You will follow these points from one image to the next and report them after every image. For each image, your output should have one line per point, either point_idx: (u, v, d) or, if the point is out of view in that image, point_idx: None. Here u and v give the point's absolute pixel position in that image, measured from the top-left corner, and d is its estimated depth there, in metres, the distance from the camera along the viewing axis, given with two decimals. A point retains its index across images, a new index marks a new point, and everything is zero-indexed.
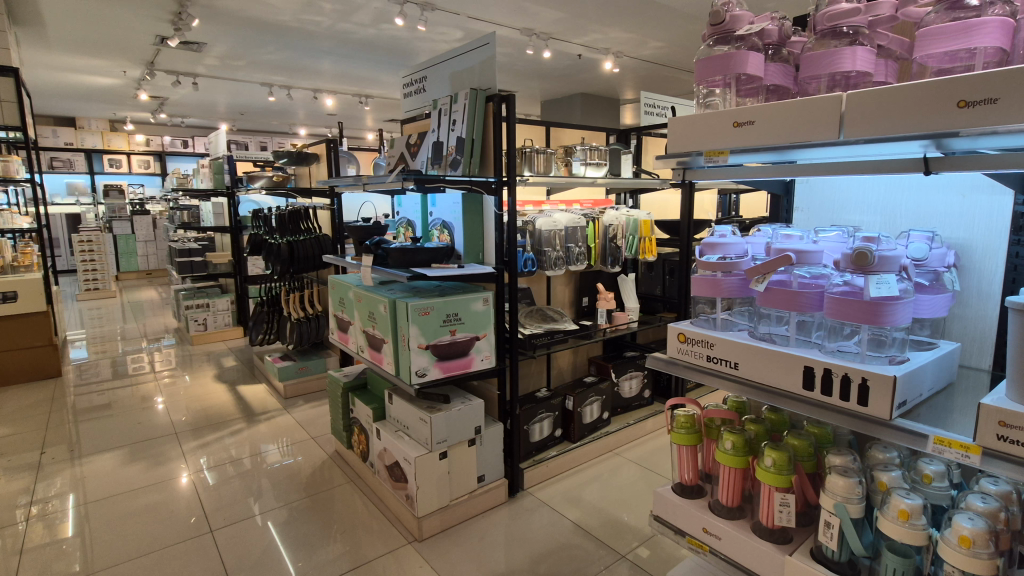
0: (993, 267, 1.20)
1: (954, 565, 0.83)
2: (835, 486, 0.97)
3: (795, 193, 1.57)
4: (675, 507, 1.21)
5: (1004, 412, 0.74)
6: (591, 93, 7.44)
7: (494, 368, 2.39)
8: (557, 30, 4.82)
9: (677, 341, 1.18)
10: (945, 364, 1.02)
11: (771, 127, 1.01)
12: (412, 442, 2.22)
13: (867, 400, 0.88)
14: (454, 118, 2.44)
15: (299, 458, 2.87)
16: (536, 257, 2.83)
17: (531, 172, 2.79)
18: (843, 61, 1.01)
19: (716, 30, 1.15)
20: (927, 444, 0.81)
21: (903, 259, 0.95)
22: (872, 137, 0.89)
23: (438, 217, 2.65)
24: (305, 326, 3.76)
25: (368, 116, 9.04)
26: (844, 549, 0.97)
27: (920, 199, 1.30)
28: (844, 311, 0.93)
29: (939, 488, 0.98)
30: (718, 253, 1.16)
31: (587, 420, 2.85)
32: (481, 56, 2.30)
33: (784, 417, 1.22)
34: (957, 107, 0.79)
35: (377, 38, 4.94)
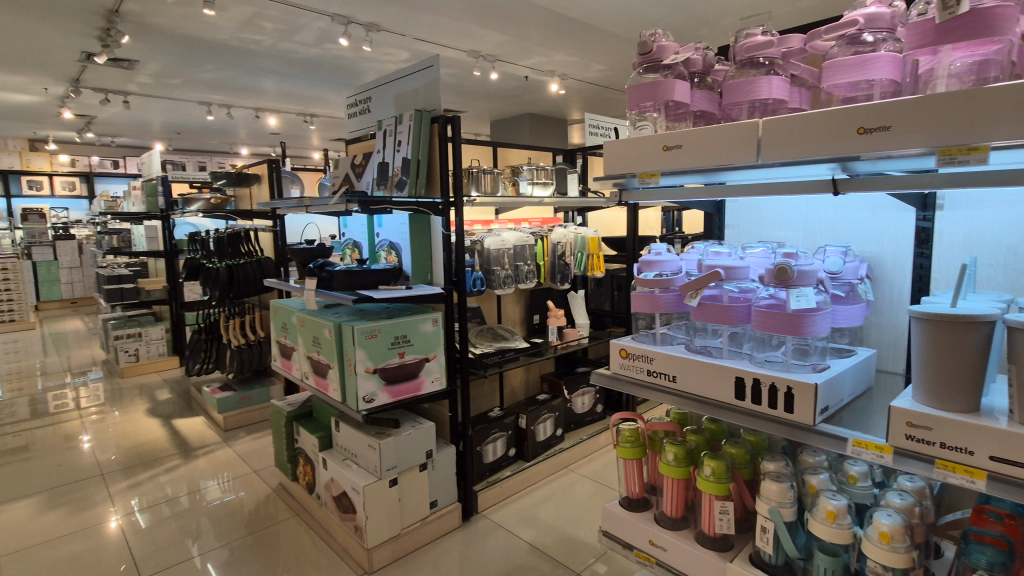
0: (901, 277, 1.30)
1: (876, 561, 0.88)
2: (769, 491, 1.02)
3: (726, 212, 1.65)
4: (623, 521, 1.23)
5: (910, 413, 0.81)
6: (538, 114, 7.61)
7: (444, 390, 2.37)
8: (503, 52, 4.91)
9: (620, 357, 1.21)
10: (862, 370, 1.09)
11: (698, 150, 1.06)
12: (360, 471, 2.15)
13: (793, 407, 0.93)
14: (399, 139, 2.43)
15: (241, 493, 2.72)
16: (485, 277, 2.83)
17: (478, 192, 2.79)
18: (761, 90, 1.09)
19: (645, 59, 1.21)
20: (846, 447, 0.86)
21: (820, 274, 1.01)
22: (787, 160, 0.95)
23: (384, 238, 2.62)
24: (246, 353, 3.61)
25: (314, 136, 8.89)
26: (780, 552, 1.01)
27: (837, 215, 1.40)
28: (770, 324, 0.99)
29: (862, 488, 1.04)
30: (654, 270, 1.20)
31: (540, 438, 2.85)
32: (425, 78, 2.32)
33: (722, 427, 1.27)
34: (857, 133, 0.86)
35: (322, 57, 4.88)
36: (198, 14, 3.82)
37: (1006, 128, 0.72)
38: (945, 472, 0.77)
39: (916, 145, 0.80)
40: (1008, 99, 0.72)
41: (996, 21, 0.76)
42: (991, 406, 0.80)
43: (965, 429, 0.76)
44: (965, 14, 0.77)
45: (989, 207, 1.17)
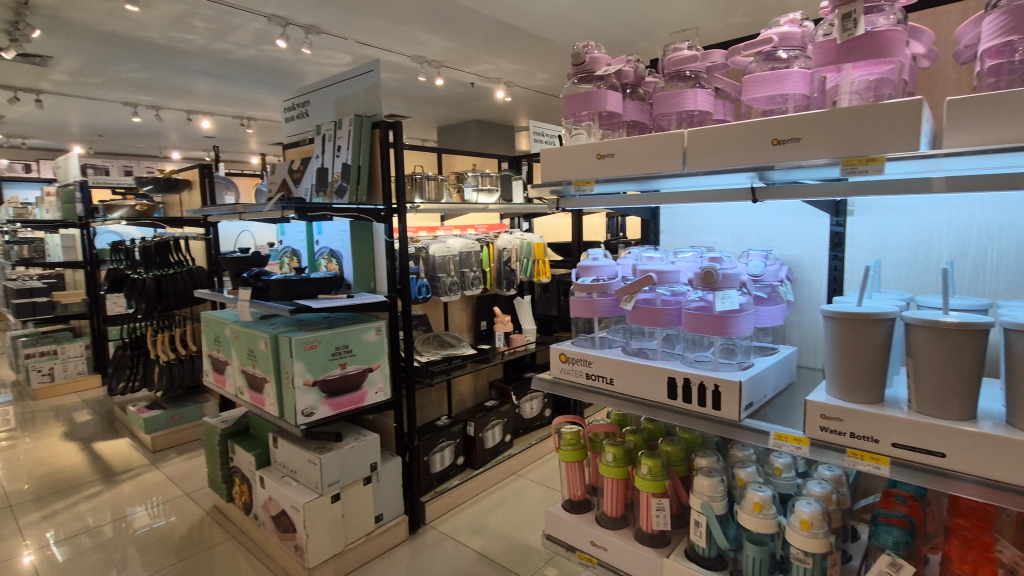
0: (819, 279, 1.38)
1: (799, 547, 0.93)
2: (701, 486, 1.06)
3: (660, 218, 1.70)
4: (565, 524, 1.24)
5: (824, 406, 0.86)
6: (485, 121, 7.64)
7: (389, 400, 2.33)
8: (448, 59, 4.91)
9: (559, 361, 1.23)
10: (784, 366, 1.15)
11: (628, 158, 1.10)
12: (300, 488, 2.07)
13: (720, 404, 0.97)
14: (339, 144, 2.38)
15: (172, 518, 2.56)
16: (430, 284, 2.79)
17: (421, 199, 2.77)
18: (687, 101, 1.14)
19: (579, 70, 1.24)
20: (768, 440, 0.91)
21: (743, 276, 1.07)
22: (709, 169, 1.00)
23: (325, 246, 2.53)
24: (176, 369, 3.41)
25: (251, 140, 8.53)
26: (712, 544, 1.05)
27: (761, 222, 1.48)
28: (698, 326, 1.03)
29: (786, 479, 1.10)
30: (592, 275, 1.24)
31: (488, 445, 2.84)
32: (366, 82, 2.29)
33: (659, 426, 1.31)
34: (771, 144, 0.91)
35: (258, 59, 4.71)
36: (120, 10, 3.60)
37: (899, 141, 0.79)
38: (855, 461, 0.83)
39: (821, 156, 0.86)
40: (898, 115, 0.79)
41: (888, 44, 0.83)
42: (894, 397, 0.86)
43: (872, 419, 0.82)
44: (861, 36, 0.84)
45: (892, 214, 1.27)
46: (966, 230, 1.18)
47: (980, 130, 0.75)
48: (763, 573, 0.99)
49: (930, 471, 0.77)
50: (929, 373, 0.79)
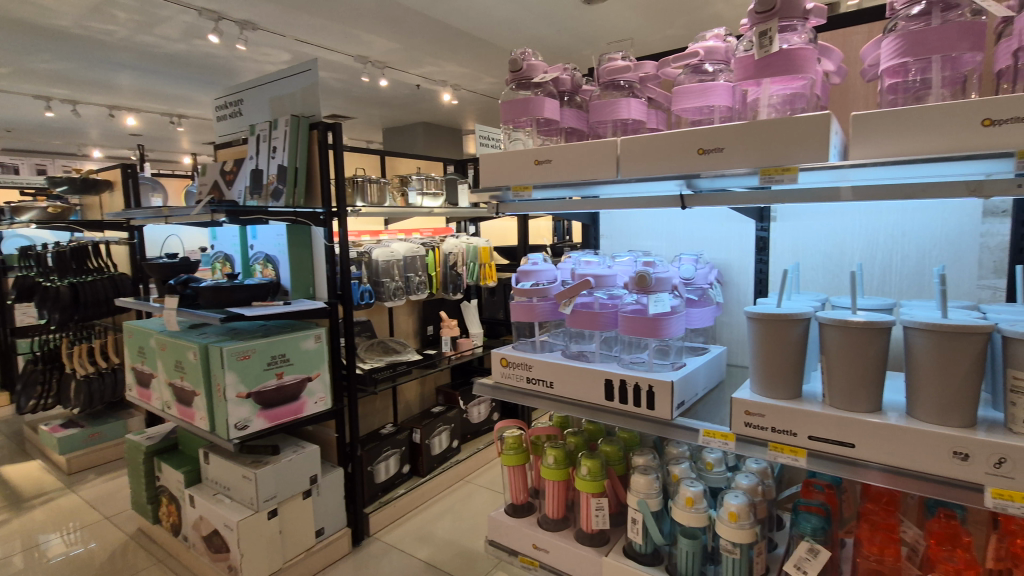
0: (745, 282, 1.46)
1: (728, 539, 0.97)
2: (637, 484, 1.09)
3: (600, 223, 1.75)
4: (507, 528, 1.25)
5: (747, 403, 0.91)
6: (432, 124, 7.57)
7: (330, 410, 2.26)
8: (392, 60, 4.83)
9: (500, 366, 1.23)
10: (714, 365, 1.20)
11: (564, 165, 1.12)
12: (233, 505, 1.97)
13: (654, 404, 1.00)
14: (274, 145, 2.27)
15: (92, 545, 2.37)
16: (373, 289, 2.73)
17: (364, 203, 2.71)
18: (621, 110, 1.18)
19: (516, 76, 1.25)
20: (697, 437, 0.95)
21: (675, 280, 1.11)
22: (641, 176, 1.03)
23: (259, 251, 2.43)
24: (95, 384, 3.18)
25: (183, 139, 8.07)
26: (648, 541, 1.08)
27: (692, 227, 1.54)
28: (633, 327, 1.06)
29: (717, 473, 1.15)
30: (531, 279, 1.24)
31: (435, 451, 2.81)
32: (303, 82, 2.22)
33: (600, 427, 1.34)
34: (697, 153, 0.95)
35: (189, 54, 4.46)
36: None
37: (810, 152, 0.84)
38: (776, 454, 0.88)
39: (741, 165, 0.91)
40: (810, 127, 0.84)
41: (799, 61, 0.88)
42: (809, 392, 0.92)
43: (790, 413, 0.87)
44: (776, 53, 0.89)
45: (810, 220, 1.35)
46: (874, 235, 1.28)
47: (880, 143, 0.81)
48: (696, 566, 1.02)
49: (841, 461, 0.83)
50: (839, 370, 0.84)
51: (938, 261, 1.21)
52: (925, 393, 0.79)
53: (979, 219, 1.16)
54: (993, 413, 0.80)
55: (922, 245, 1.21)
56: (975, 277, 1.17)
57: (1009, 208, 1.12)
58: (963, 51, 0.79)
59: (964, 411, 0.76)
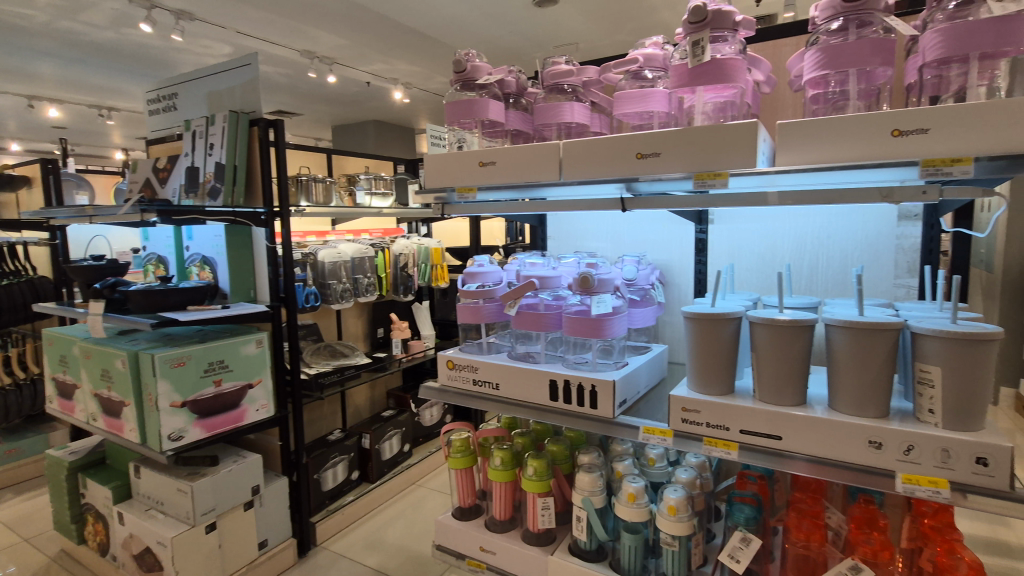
0: (685, 282, 1.51)
1: (667, 532, 1.00)
2: (582, 482, 1.10)
3: (547, 224, 1.77)
4: (454, 532, 1.24)
5: (684, 400, 0.94)
6: (383, 122, 7.44)
7: (273, 417, 2.17)
8: (341, 56, 4.71)
9: (446, 368, 1.23)
10: (655, 363, 1.24)
11: (508, 168, 1.13)
12: (167, 521, 1.87)
13: (597, 404, 1.02)
14: (211, 142, 2.17)
15: (8, 570, 2.19)
16: (319, 291, 2.65)
17: (308, 203, 2.62)
18: (565, 114, 1.20)
19: (460, 77, 1.24)
20: (638, 434, 0.97)
21: (617, 281, 1.14)
22: (583, 179, 1.05)
23: (195, 252, 2.31)
24: (11, 396, 2.96)
25: (114, 133, 7.58)
26: (592, 537, 1.10)
27: (636, 229, 1.58)
28: (576, 328, 1.08)
29: (659, 468, 1.18)
30: (477, 281, 1.24)
31: (386, 456, 2.75)
32: (242, 77, 2.13)
33: (547, 427, 1.35)
34: (635, 158, 0.97)
35: (119, 43, 4.20)
36: None
37: (740, 159, 0.88)
38: (711, 448, 0.91)
39: (677, 170, 0.94)
40: (738, 135, 0.88)
41: (730, 71, 0.92)
42: (742, 388, 0.96)
43: (723, 409, 0.90)
44: (708, 62, 0.92)
45: (745, 223, 1.42)
46: (802, 237, 1.35)
47: (803, 152, 0.85)
48: (638, 559, 1.05)
49: (769, 453, 0.87)
50: (768, 366, 0.89)
51: (858, 262, 1.29)
52: (844, 386, 0.84)
53: (895, 223, 1.24)
54: (905, 404, 0.86)
55: (845, 246, 1.30)
56: (891, 276, 1.26)
57: (920, 212, 1.21)
58: (875, 66, 0.85)
59: (878, 403, 0.81)
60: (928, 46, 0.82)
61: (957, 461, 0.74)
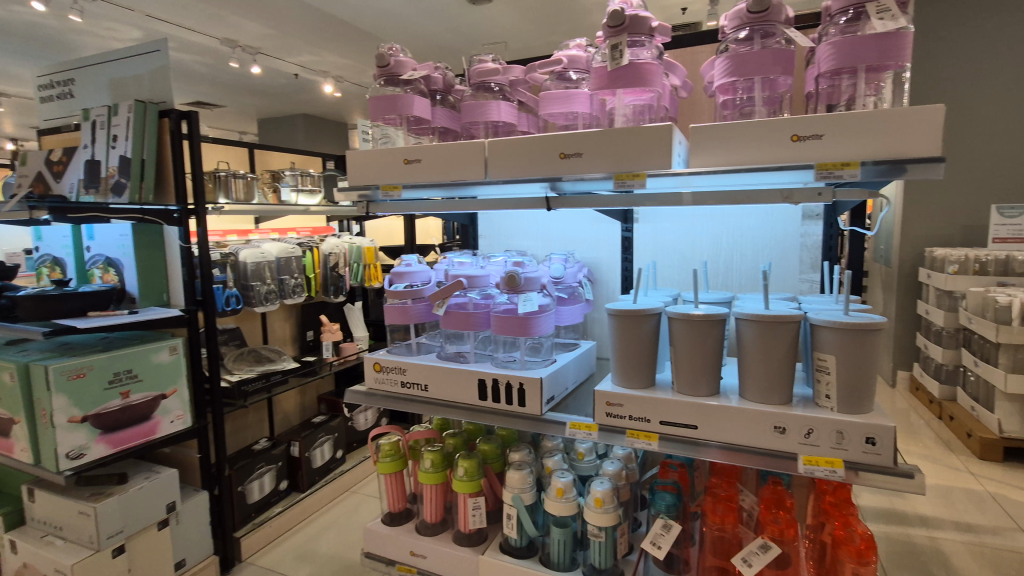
0: (612, 279, 1.55)
1: (594, 524, 1.03)
2: (512, 480, 1.11)
3: (478, 223, 1.76)
4: (383, 538, 1.22)
5: (609, 394, 0.97)
6: (313, 116, 7.15)
7: (191, 428, 2.04)
8: (265, 46, 4.47)
9: (373, 371, 1.19)
10: (583, 360, 1.26)
11: (433, 165, 1.11)
12: (67, 547, 1.71)
13: (525, 401, 1.03)
14: (114, 134, 1.99)
15: None
16: (241, 293, 2.51)
17: (228, 200, 2.47)
18: (491, 112, 1.20)
19: (383, 72, 1.21)
20: (565, 430, 0.99)
21: (544, 280, 1.15)
22: (508, 179, 1.05)
23: (98, 253, 2.13)
24: None
25: (4, 120, 6.81)
26: (523, 535, 1.11)
27: (565, 227, 1.60)
28: (504, 327, 1.08)
29: (587, 462, 1.21)
30: (404, 281, 1.21)
31: (317, 464, 2.65)
32: (150, 64, 1.97)
33: (479, 426, 1.35)
34: (559, 157, 0.99)
35: (6, 21, 3.78)
36: None
37: (657, 160, 0.92)
38: (633, 440, 0.94)
39: (599, 170, 0.96)
40: (655, 138, 0.91)
41: (647, 75, 0.95)
42: (662, 381, 1.00)
43: (644, 402, 0.94)
44: (626, 66, 0.95)
45: (667, 222, 1.48)
46: (719, 235, 1.42)
47: (716, 154, 0.89)
48: (567, 553, 1.07)
49: (687, 442, 0.90)
50: (685, 359, 0.92)
51: (767, 259, 1.38)
52: (753, 376, 0.89)
53: (800, 222, 1.34)
54: (806, 390, 0.93)
55: (756, 244, 1.38)
56: (797, 272, 1.35)
57: (822, 212, 1.31)
58: (776, 74, 0.90)
59: (783, 390, 0.87)
60: (823, 58, 0.88)
61: (850, 441, 0.81)
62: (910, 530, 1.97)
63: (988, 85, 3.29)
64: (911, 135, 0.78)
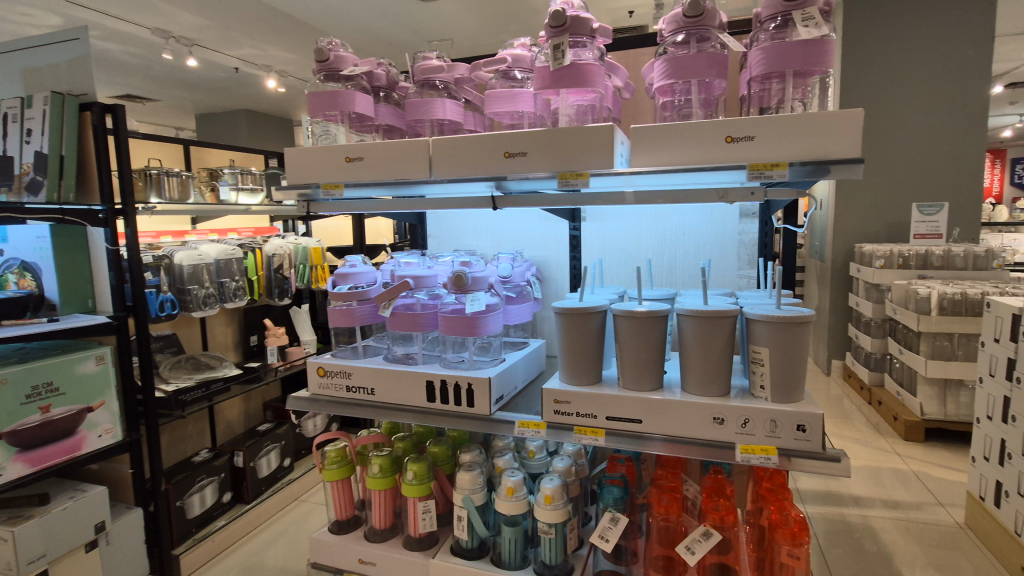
0: (561, 278, 1.56)
1: (544, 521, 1.04)
2: (462, 482, 1.10)
3: (427, 223, 1.74)
4: (331, 547, 1.19)
5: (557, 392, 0.97)
6: (256, 111, 6.86)
7: (122, 442, 1.91)
8: (202, 37, 4.26)
9: (317, 376, 1.16)
10: (532, 359, 1.27)
11: (376, 163, 1.09)
12: None
13: (473, 401, 1.02)
14: (29, 127, 1.85)
15: None
16: (176, 298, 2.37)
17: (160, 199, 2.33)
18: (436, 110, 1.18)
19: (323, 67, 1.18)
20: (513, 430, 0.99)
21: (491, 279, 1.15)
22: (454, 177, 1.04)
23: (12, 257, 1.93)
24: None
25: None
26: (474, 536, 1.11)
27: (514, 226, 1.60)
28: (451, 327, 1.07)
29: (538, 459, 1.22)
30: (349, 282, 1.19)
31: (263, 473, 2.52)
32: (69, 54, 1.84)
33: (429, 428, 1.33)
34: (504, 157, 0.99)
35: None
36: None
37: (599, 159, 0.93)
38: (581, 437, 0.95)
39: (543, 170, 0.97)
40: (597, 138, 0.93)
41: (589, 75, 0.97)
42: (608, 377, 1.02)
43: (591, 397, 0.95)
44: (568, 66, 0.96)
45: (614, 221, 1.50)
46: (663, 233, 1.46)
47: (656, 154, 0.92)
48: (518, 551, 1.08)
49: (632, 436, 0.92)
50: (629, 356, 0.94)
51: (708, 255, 1.43)
52: (693, 370, 0.91)
53: (739, 220, 1.39)
54: (743, 382, 0.96)
55: (698, 242, 1.43)
56: (736, 268, 1.41)
57: (758, 211, 1.37)
58: (711, 77, 0.93)
59: (720, 383, 0.90)
60: (754, 63, 0.92)
61: (783, 429, 0.84)
62: (844, 510, 2.09)
63: (907, 92, 3.54)
64: (833, 137, 0.83)
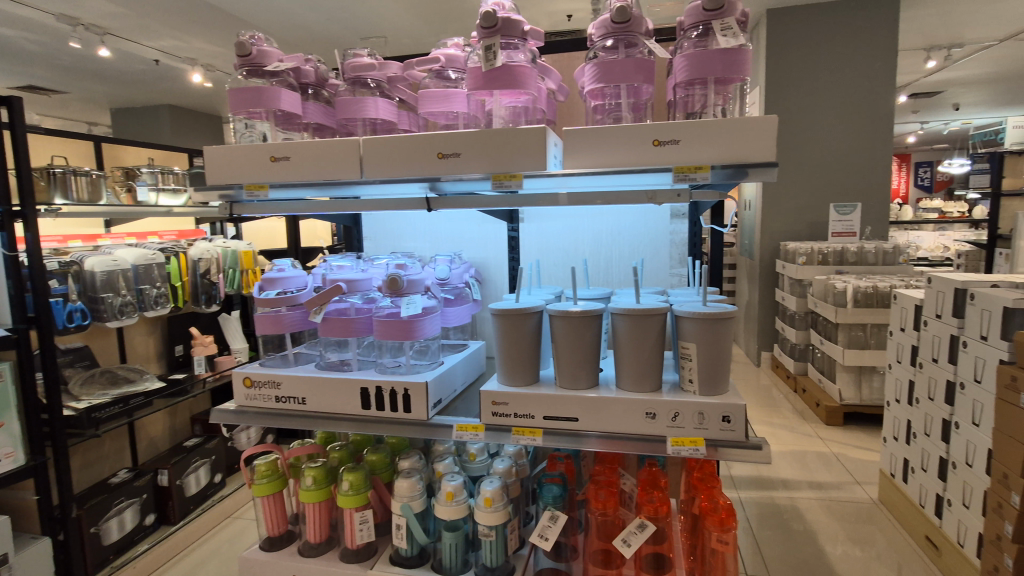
0: (500, 278, 1.57)
1: (484, 524, 1.03)
2: (400, 489, 1.08)
3: (362, 224, 1.69)
4: (263, 565, 1.14)
5: (494, 394, 0.97)
6: (180, 107, 6.46)
7: (26, 466, 1.74)
8: (116, 26, 3.96)
9: (244, 387, 1.10)
10: (471, 360, 1.26)
11: (303, 162, 1.05)
12: None
13: (410, 407, 1.00)
14: None
15: None
16: (88, 308, 2.18)
17: (66, 200, 2.13)
18: (368, 109, 1.16)
19: (245, 62, 1.12)
20: (452, 433, 0.98)
21: (427, 281, 1.13)
22: (386, 178, 1.02)
23: None
24: None
25: None
26: (413, 543, 1.09)
27: (452, 227, 1.59)
28: (386, 332, 1.05)
29: (479, 462, 1.21)
30: (277, 288, 1.14)
31: (191, 491, 2.36)
32: None
33: (366, 436, 1.29)
34: (437, 157, 0.97)
35: None
36: None
37: (532, 160, 0.93)
38: (519, 437, 0.95)
39: (476, 170, 0.96)
40: (530, 139, 0.93)
41: (521, 77, 0.97)
42: (545, 377, 1.03)
43: (528, 397, 0.96)
44: (500, 67, 0.96)
45: (552, 222, 1.52)
46: (598, 234, 1.49)
47: (589, 156, 0.93)
48: (459, 556, 1.07)
49: (569, 434, 0.94)
50: (566, 355, 0.95)
51: (641, 255, 1.47)
52: (627, 366, 0.94)
53: (670, 220, 1.45)
54: (673, 377, 1.00)
55: (632, 242, 1.47)
56: (668, 267, 1.46)
57: (687, 211, 1.42)
58: (639, 82, 0.96)
59: (652, 378, 0.93)
60: (678, 69, 0.95)
61: (709, 421, 0.88)
62: (775, 493, 2.22)
63: (822, 100, 3.80)
64: (752, 141, 0.87)
